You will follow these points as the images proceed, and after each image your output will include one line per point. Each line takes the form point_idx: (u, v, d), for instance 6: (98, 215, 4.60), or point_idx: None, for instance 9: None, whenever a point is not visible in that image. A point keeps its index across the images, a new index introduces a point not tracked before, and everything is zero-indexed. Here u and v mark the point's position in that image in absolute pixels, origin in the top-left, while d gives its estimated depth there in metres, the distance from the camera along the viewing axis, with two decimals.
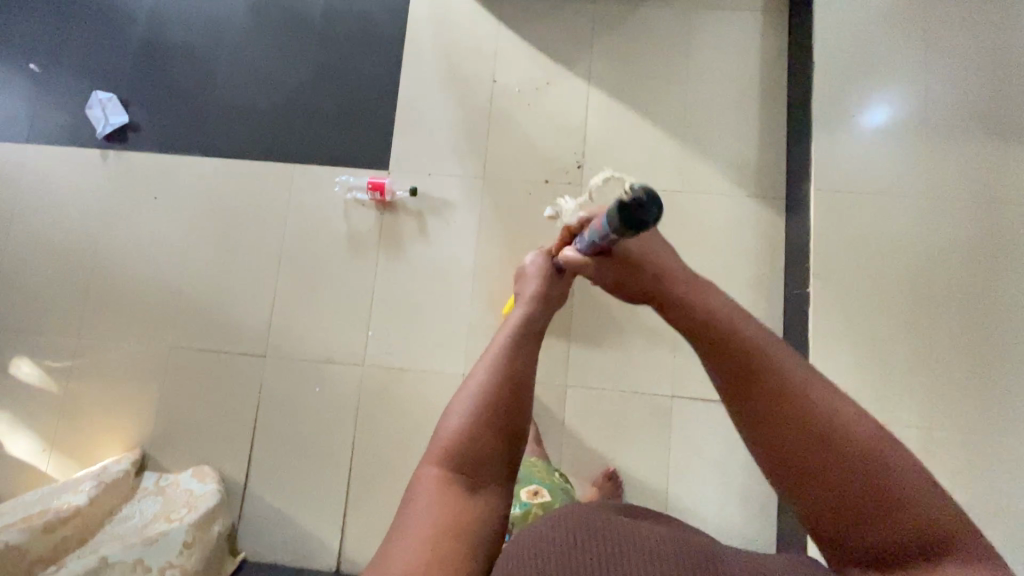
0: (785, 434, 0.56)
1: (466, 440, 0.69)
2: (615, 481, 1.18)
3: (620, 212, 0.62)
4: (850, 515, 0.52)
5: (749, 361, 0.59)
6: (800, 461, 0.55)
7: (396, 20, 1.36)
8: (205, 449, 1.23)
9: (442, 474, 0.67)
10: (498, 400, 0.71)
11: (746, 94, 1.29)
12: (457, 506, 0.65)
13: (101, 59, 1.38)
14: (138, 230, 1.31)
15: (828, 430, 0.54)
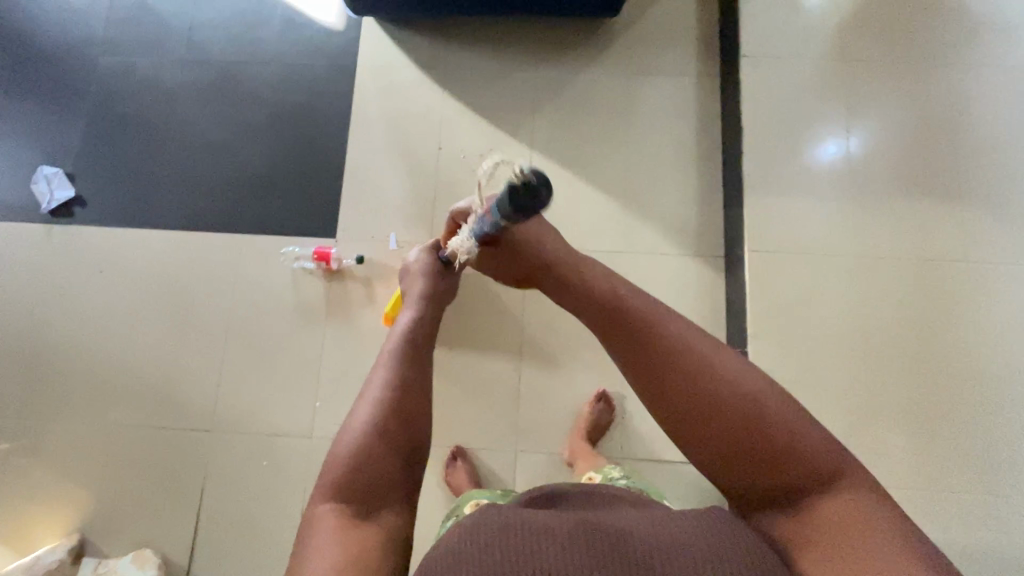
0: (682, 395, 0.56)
1: (355, 458, 0.63)
2: (606, 402, 1.22)
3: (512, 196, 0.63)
4: (748, 464, 0.54)
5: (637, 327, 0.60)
6: (699, 418, 0.55)
7: (343, 91, 1.39)
8: (148, 531, 1.20)
9: (337, 501, 0.61)
10: (389, 410, 0.68)
11: (683, 156, 1.34)
12: (355, 525, 0.59)
13: (48, 133, 1.38)
14: (82, 304, 1.30)
15: (719, 389, 0.55)
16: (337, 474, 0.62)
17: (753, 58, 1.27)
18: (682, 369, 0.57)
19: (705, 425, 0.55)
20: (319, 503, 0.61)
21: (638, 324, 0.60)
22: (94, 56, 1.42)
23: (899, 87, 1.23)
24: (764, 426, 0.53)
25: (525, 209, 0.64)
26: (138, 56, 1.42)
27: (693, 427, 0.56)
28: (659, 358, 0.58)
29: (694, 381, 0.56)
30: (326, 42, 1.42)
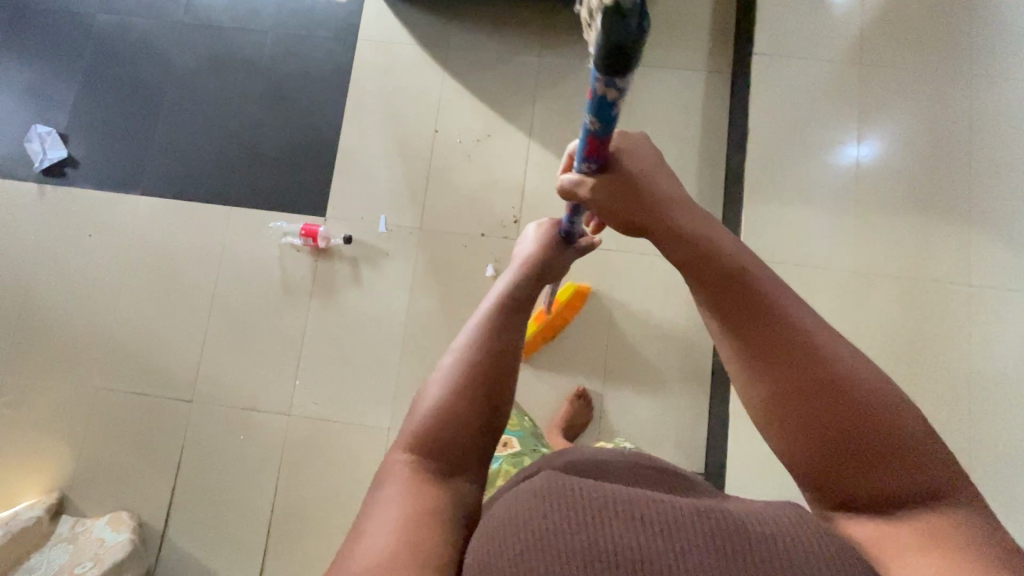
0: (782, 366, 0.43)
1: (437, 420, 0.53)
2: (585, 400, 1.21)
3: (607, 38, 0.40)
4: (855, 463, 0.41)
5: (731, 277, 0.47)
6: (806, 402, 0.42)
7: (342, 64, 1.35)
8: (126, 494, 1.22)
9: (417, 464, 0.51)
10: (491, 377, 0.55)
11: (684, 154, 1.29)
12: (432, 499, 0.49)
13: (44, 90, 1.37)
14: (71, 266, 1.31)
15: (834, 370, 0.42)
16: (422, 433, 0.53)
17: (767, 56, 1.21)
18: (787, 332, 0.44)
19: (804, 403, 0.42)
20: (396, 460, 0.52)
21: (736, 276, 0.46)
22: (92, 13, 1.39)
23: (917, 97, 1.18)
24: (875, 415, 0.40)
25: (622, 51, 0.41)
26: (136, 16, 1.39)
27: (789, 405, 0.42)
28: (763, 320, 0.44)
29: (801, 349, 0.43)
30: (327, 13, 1.38)
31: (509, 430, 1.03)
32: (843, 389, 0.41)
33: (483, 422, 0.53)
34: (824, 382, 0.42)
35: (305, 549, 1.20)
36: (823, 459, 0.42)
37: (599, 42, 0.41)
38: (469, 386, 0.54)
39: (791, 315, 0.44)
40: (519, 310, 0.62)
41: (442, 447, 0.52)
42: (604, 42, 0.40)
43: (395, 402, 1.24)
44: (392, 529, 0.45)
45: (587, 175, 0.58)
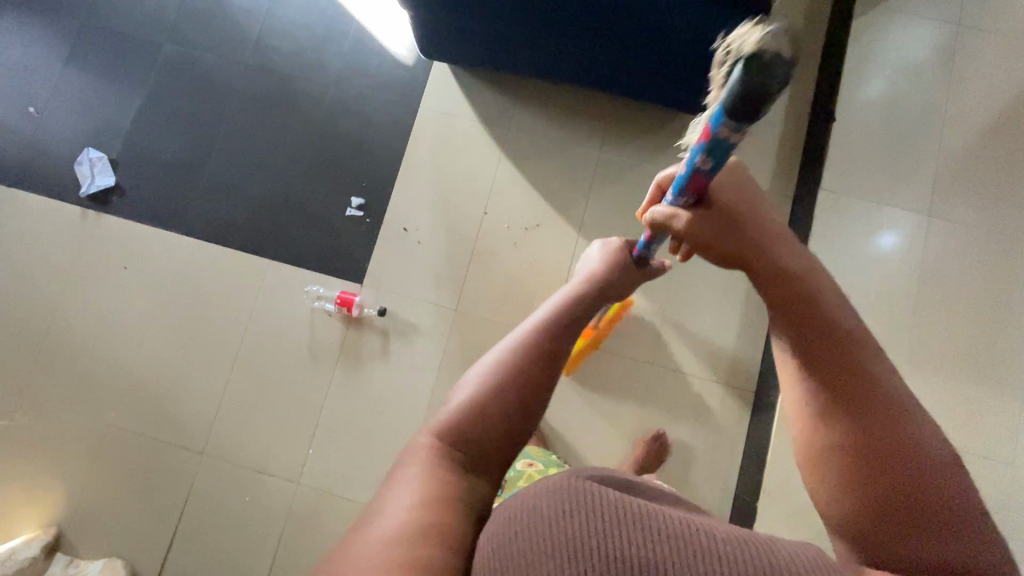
0: (869, 417, 0.44)
1: (474, 414, 0.55)
2: (660, 442, 1.18)
3: (746, 82, 0.43)
4: (907, 523, 0.42)
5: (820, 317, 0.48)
6: (863, 452, 0.44)
7: (401, 129, 1.34)
8: (123, 539, 1.20)
9: (441, 448, 0.53)
10: (525, 378, 0.57)
11: (733, 275, 1.27)
12: (450, 484, 0.50)
13: (101, 112, 1.36)
14: (100, 296, 1.29)
15: (895, 428, 0.43)
16: (450, 422, 0.55)
17: (829, 195, 1.23)
18: (856, 383, 0.45)
19: (859, 440, 0.44)
20: (420, 442, 0.54)
21: (828, 319, 0.48)
22: (159, 41, 1.39)
23: (983, 259, 1.15)
24: (951, 488, 0.42)
25: (757, 98, 0.44)
26: (202, 52, 1.38)
27: (856, 453, 0.44)
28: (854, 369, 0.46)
29: (865, 399, 0.45)
30: (393, 77, 1.36)
31: (532, 455, 1.04)
32: (906, 450, 0.43)
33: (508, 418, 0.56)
34: (905, 441, 0.43)
35: None
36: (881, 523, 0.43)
37: (734, 87, 0.44)
38: (500, 380, 0.56)
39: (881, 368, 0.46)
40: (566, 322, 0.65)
41: (467, 438, 0.54)
42: (738, 86, 0.44)
43: None
44: (412, 509, 0.47)
45: (681, 209, 0.62)
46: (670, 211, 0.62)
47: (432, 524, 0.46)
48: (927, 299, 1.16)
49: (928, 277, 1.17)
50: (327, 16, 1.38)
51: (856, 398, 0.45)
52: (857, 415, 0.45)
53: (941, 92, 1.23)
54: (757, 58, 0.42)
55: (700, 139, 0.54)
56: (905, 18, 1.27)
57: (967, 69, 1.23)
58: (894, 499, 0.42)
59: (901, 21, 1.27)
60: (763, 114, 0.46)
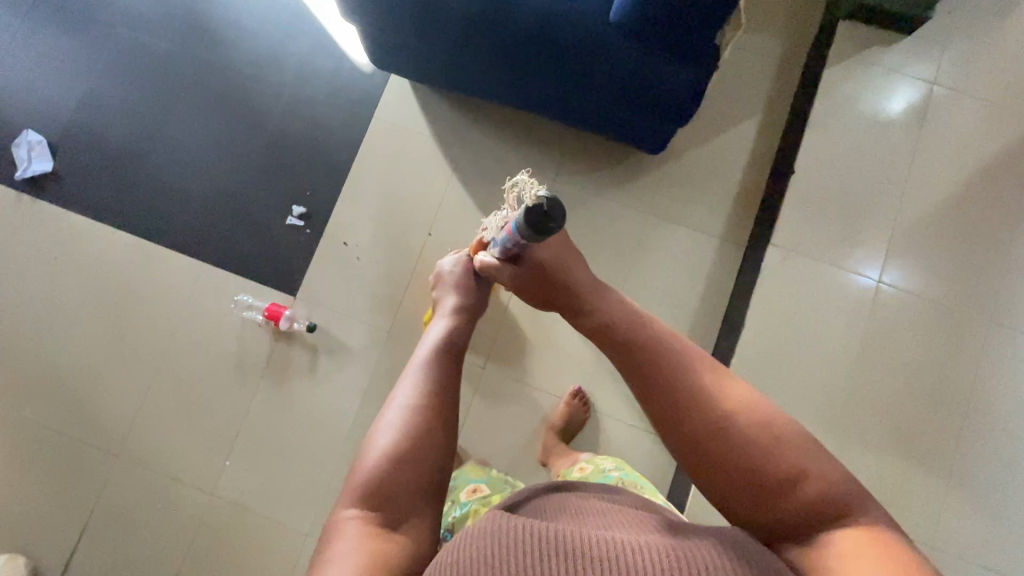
0: (686, 422, 0.52)
1: (382, 476, 0.58)
2: (580, 399, 1.19)
3: (529, 222, 0.60)
4: (764, 494, 0.48)
5: (632, 344, 0.57)
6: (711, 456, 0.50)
7: (351, 138, 1.29)
8: (30, 536, 1.18)
9: (364, 516, 0.56)
10: (428, 424, 0.63)
11: (678, 322, 1.22)
12: (379, 545, 0.53)
13: (44, 93, 1.31)
14: (28, 285, 1.26)
15: (716, 425, 0.51)
16: (364, 485, 0.58)
17: (782, 249, 1.16)
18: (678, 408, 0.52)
19: (701, 451, 0.51)
20: (340, 518, 0.56)
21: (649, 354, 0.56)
22: (111, 23, 1.33)
23: (926, 333, 1.13)
24: (775, 445, 0.49)
25: (541, 233, 0.60)
26: (154, 40, 1.33)
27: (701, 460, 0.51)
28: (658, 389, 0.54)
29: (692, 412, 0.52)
30: (349, 84, 1.31)
31: (474, 477, 0.95)
32: (731, 438, 0.50)
33: (423, 461, 0.61)
34: (725, 431, 0.50)
35: None
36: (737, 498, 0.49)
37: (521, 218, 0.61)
38: (402, 436, 0.61)
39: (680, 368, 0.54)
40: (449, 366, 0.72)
41: (381, 500, 0.57)
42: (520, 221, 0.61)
43: (322, 508, 1.19)
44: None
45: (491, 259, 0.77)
46: (495, 261, 0.75)
47: None
48: (869, 367, 1.13)
49: (873, 344, 1.13)
50: (287, 14, 1.33)
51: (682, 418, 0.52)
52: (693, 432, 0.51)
53: (907, 152, 1.18)
54: (536, 210, 0.59)
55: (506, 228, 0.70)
56: (882, 70, 1.21)
57: (935, 132, 1.19)
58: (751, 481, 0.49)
59: (877, 72, 1.21)
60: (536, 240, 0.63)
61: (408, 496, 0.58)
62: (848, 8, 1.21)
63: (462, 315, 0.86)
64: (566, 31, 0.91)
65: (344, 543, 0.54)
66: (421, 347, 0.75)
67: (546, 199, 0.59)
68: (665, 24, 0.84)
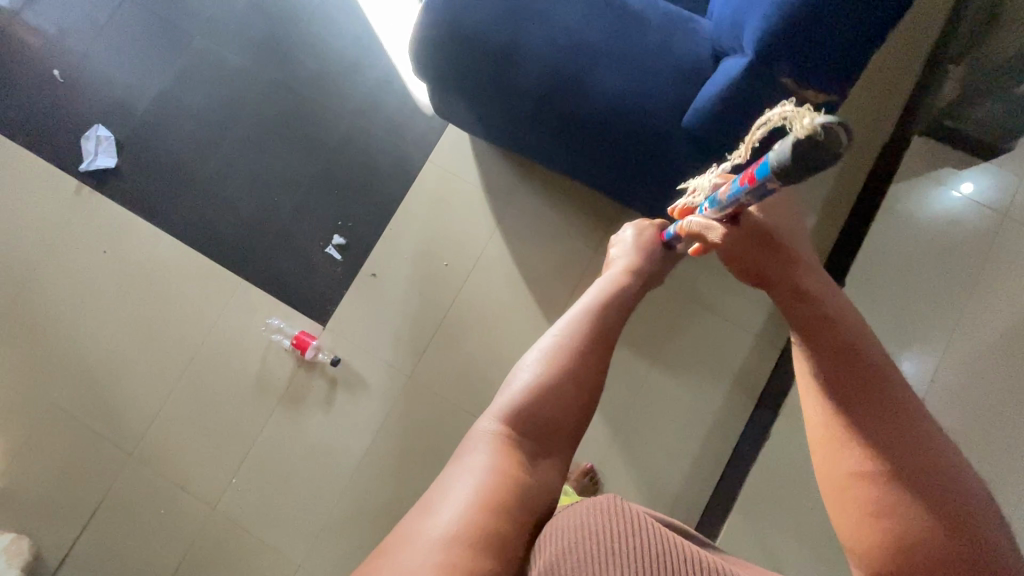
0: (892, 427, 0.50)
1: (527, 404, 0.67)
2: (590, 478, 1.16)
3: (797, 157, 0.44)
4: (946, 540, 0.45)
5: (853, 356, 0.55)
6: (902, 476, 0.48)
7: (402, 176, 1.31)
8: (38, 518, 1.22)
9: (501, 435, 0.65)
10: (568, 379, 0.70)
11: (698, 415, 1.20)
12: (511, 467, 0.61)
13: (119, 89, 1.35)
14: (73, 274, 1.30)
15: (924, 447, 0.49)
16: (508, 412, 0.67)
17: None
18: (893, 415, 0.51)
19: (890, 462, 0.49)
20: (478, 430, 0.66)
21: (865, 365, 0.54)
22: (192, 29, 1.37)
23: None
24: (972, 507, 0.46)
25: (812, 168, 0.45)
26: (229, 54, 1.36)
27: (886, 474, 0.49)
28: (863, 377, 0.53)
29: (905, 428, 0.50)
30: (409, 123, 1.32)
31: None
32: (934, 469, 0.48)
33: (565, 414, 0.68)
34: (931, 460, 0.48)
35: None
36: (893, 503, 0.48)
37: (786, 156, 0.45)
38: (545, 382, 0.69)
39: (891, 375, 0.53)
40: (610, 331, 0.77)
41: (523, 429, 0.66)
42: (783, 161, 0.46)
43: (316, 539, 1.20)
44: (478, 486, 0.58)
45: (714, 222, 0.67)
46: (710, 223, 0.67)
47: (496, 495, 0.58)
48: None
49: None
50: (358, 45, 1.34)
51: (891, 423, 0.50)
52: (895, 439, 0.50)
53: (965, 281, 1.14)
54: (812, 143, 0.43)
55: (743, 178, 0.56)
56: (935, 185, 1.19)
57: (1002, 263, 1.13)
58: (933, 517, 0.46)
59: (929, 187, 1.19)
60: (804, 181, 0.47)
61: (545, 436, 0.66)
62: (924, 126, 1.20)
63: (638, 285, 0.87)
64: (636, 126, 0.89)
65: (484, 446, 0.64)
66: (588, 295, 0.81)
67: (829, 121, 0.42)
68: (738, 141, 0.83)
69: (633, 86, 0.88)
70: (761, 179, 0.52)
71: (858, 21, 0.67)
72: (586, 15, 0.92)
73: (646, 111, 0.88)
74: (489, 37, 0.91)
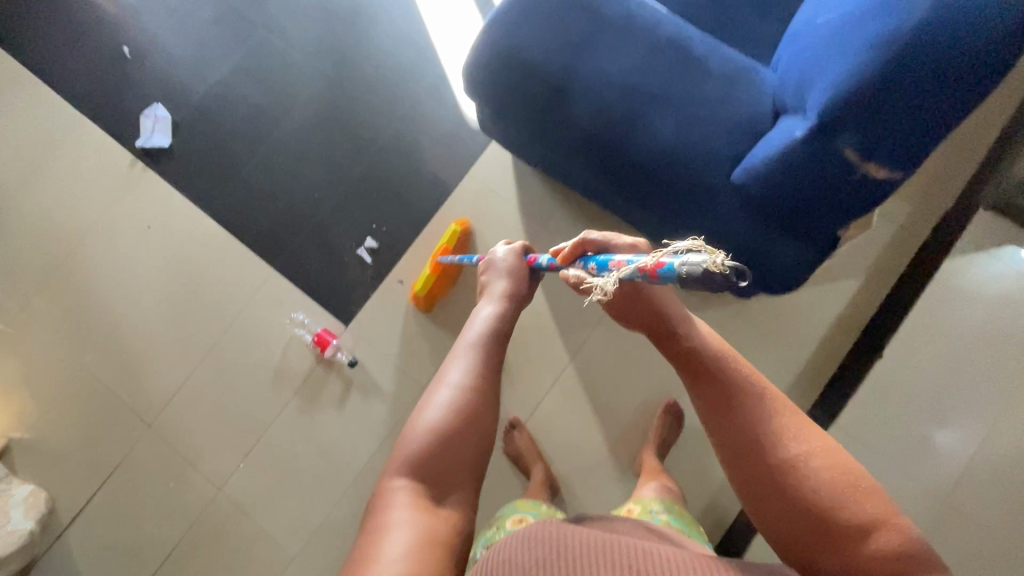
0: (759, 452, 0.60)
1: (426, 450, 0.64)
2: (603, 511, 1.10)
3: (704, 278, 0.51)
4: (821, 535, 0.54)
5: (726, 392, 0.64)
6: (775, 491, 0.58)
7: (440, 187, 1.31)
8: (57, 474, 1.27)
9: (413, 487, 0.62)
10: (474, 403, 0.68)
11: (708, 467, 1.18)
12: (428, 516, 0.58)
13: (181, 72, 1.40)
14: (118, 246, 1.35)
15: (786, 461, 0.58)
16: (410, 462, 0.64)
17: (840, 434, 1.11)
18: (755, 439, 0.60)
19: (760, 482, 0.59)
20: (390, 489, 0.62)
21: (732, 401, 0.63)
22: (256, 20, 1.40)
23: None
24: (832, 499, 0.55)
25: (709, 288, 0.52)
26: (289, 50, 1.38)
27: (763, 491, 0.59)
28: (729, 411, 0.63)
29: (767, 449, 0.59)
30: (454, 135, 1.32)
31: (525, 509, 0.93)
32: (795, 477, 0.57)
33: (466, 443, 0.66)
34: (789, 467, 0.58)
35: None
36: (813, 543, 0.55)
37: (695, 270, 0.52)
38: (449, 418, 0.66)
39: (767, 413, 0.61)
40: (496, 352, 0.75)
41: (426, 475, 0.63)
42: (707, 269, 0.51)
43: (314, 535, 1.22)
44: (400, 550, 0.53)
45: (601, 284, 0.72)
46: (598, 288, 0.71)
47: (422, 549, 0.54)
48: None
49: None
50: (414, 53, 1.35)
51: (757, 450, 0.60)
52: (759, 464, 0.59)
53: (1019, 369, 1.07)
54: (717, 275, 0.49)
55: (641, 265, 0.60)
56: (993, 258, 1.12)
57: None
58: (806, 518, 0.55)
59: (986, 259, 1.12)
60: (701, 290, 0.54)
61: (450, 473, 0.64)
62: (992, 197, 1.12)
63: (520, 301, 0.84)
64: (681, 174, 0.86)
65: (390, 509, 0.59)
66: (472, 322, 0.78)
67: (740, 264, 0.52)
68: (785, 205, 0.80)
69: (686, 136, 0.86)
70: (660, 276, 0.57)
71: (924, 108, 0.65)
72: (647, 54, 0.90)
73: (695, 163, 0.85)
74: (545, 70, 0.91)
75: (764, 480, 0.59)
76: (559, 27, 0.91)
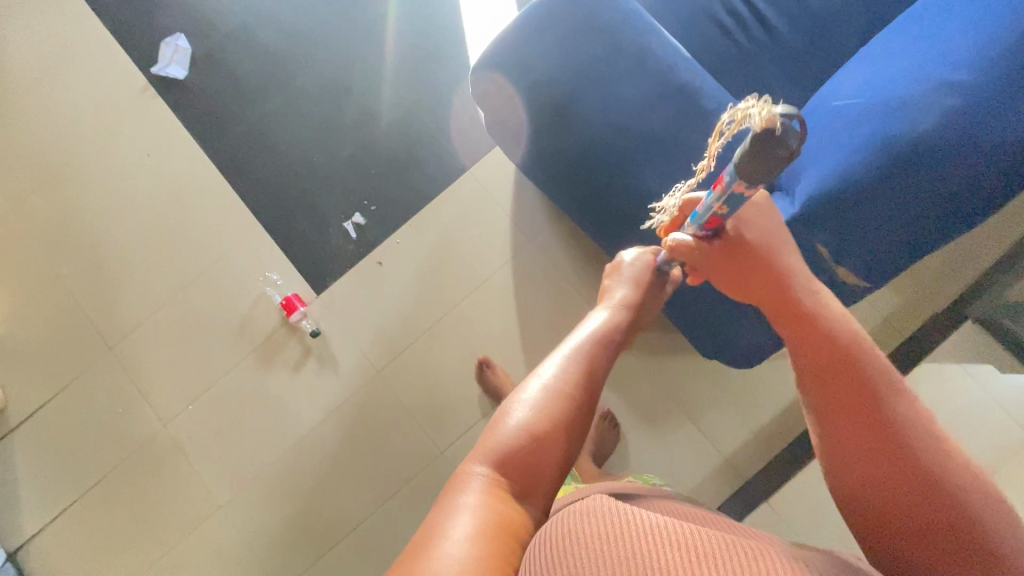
0: (872, 438, 0.50)
1: (512, 442, 0.61)
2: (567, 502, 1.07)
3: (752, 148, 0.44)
4: (931, 547, 0.46)
5: (839, 366, 0.55)
6: (887, 489, 0.49)
7: (439, 178, 1.30)
8: (14, 376, 1.30)
9: (491, 479, 0.59)
10: (558, 413, 0.64)
11: None
12: (502, 507, 0.56)
13: (210, 6, 1.38)
14: (115, 168, 1.35)
15: (907, 452, 0.49)
16: (494, 453, 0.61)
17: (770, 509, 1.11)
18: (870, 421, 0.51)
19: (866, 471, 0.50)
20: (469, 473, 0.59)
21: (845, 376, 0.54)
22: None
23: None
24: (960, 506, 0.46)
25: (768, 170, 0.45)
26: (321, 5, 1.36)
27: (872, 485, 0.49)
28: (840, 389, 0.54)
29: (884, 436, 0.50)
30: (464, 128, 1.31)
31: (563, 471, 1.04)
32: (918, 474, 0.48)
33: (550, 446, 0.63)
34: (909, 463, 0.48)
35: (85, 532, 1.24)
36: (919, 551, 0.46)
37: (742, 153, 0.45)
38: (541, 420, 0.63)
39: (899, 400, 0.51)
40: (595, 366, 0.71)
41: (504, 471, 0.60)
42: (742, 157, 0.45)
43: (245, 490, 1.24)
44: (470, 529, 0.52)
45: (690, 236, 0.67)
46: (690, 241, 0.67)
47: (491, 538, 0.52)
48: None
49: None
50: (443, 36, 1.33)
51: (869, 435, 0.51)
52: (871, 454, 0.50)
53: None
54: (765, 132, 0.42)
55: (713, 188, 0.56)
56: (964, 373, 1.11)
57: None
58: (921, 522, 0.47)
59: (953, 373, 1.11)
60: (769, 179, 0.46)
61: (532, 474, 0.61)
62: (981, 311, 1.07)
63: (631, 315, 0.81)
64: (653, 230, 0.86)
65: (466, 493, 0.57)
66: (580, 330, 0.76)
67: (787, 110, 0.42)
68: None
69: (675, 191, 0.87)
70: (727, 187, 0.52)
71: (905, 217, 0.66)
72: (658, 98, 0.87)
73: None
74: (553, 92, 0.89)
75: (873, 474, 0.50)
76: (574, 50, 0.89)
